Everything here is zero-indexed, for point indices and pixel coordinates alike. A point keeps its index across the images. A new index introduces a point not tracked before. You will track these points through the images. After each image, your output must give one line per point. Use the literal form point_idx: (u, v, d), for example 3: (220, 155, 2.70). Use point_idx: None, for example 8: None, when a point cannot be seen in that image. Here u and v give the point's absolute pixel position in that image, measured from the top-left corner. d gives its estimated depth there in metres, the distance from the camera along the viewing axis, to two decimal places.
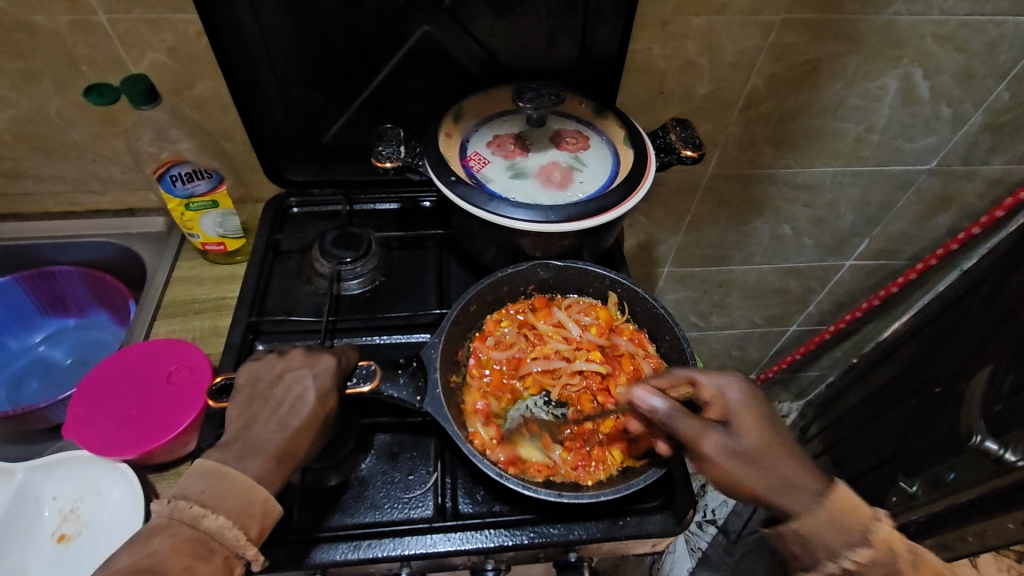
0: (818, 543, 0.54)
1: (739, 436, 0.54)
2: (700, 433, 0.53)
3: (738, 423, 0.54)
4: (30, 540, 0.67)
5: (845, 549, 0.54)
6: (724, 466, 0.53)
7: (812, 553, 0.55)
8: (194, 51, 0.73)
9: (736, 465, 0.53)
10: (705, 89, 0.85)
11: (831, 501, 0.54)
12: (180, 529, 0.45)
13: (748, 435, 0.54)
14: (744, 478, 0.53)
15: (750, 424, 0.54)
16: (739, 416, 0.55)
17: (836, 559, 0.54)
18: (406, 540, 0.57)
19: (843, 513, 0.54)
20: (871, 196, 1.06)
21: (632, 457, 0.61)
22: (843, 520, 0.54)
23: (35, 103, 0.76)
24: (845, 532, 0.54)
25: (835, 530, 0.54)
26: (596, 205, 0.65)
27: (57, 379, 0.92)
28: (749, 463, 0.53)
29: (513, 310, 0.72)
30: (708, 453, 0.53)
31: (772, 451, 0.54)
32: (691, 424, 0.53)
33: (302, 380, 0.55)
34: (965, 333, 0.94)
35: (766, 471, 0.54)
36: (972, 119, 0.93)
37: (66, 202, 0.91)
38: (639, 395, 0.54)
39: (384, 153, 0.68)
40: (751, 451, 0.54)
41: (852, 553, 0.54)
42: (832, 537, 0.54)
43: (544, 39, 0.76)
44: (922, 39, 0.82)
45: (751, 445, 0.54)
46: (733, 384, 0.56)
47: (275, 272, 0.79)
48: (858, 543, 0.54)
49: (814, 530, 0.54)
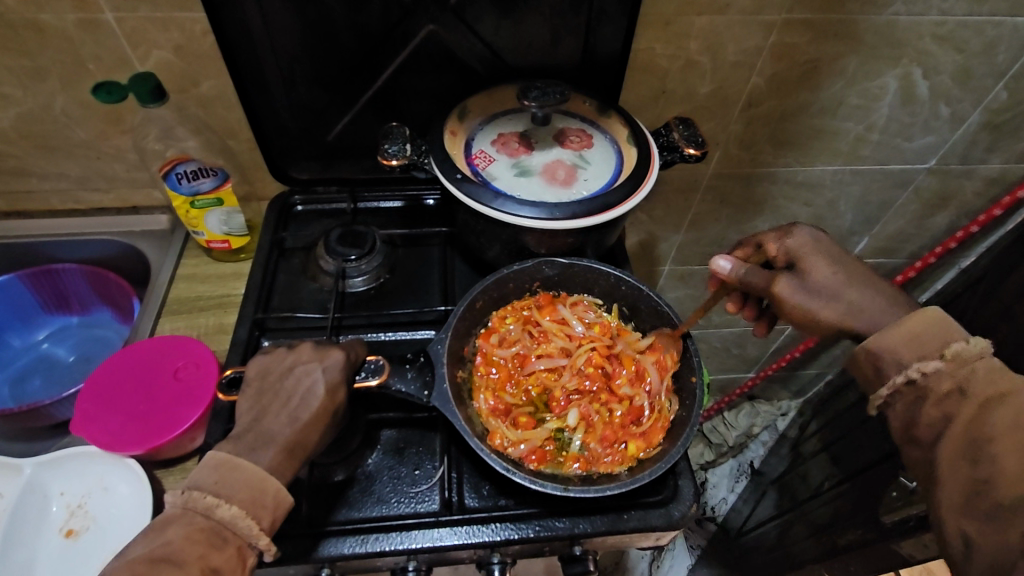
0: (888, 357, 0.53)
1: (812, 275, 0.57)
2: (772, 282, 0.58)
3: (807, 263, 0.58)
4: (37, 535, 0.67)
5: (914, 361, 0.51)
6: (806, 308, 0.56)
7: (882, 372, 0.53)
8: (200, 49, 0.73)
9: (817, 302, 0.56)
10: (707, 88, 0.86)
11: (915, 320, 0.52)
12: (195, 518, 0.46)
13: (818, 270, 0.57)
14: (822, 311, 0.56)
15: (821, 261, 0.57)
16: (808, 256, 0.58)
17: (904, 371, 0.52)
18: (413, 534, 0.58)
19: (924, 330, 0.52)
20: (871, 194, 1.07)
21: (643, 451, 0.62)
22: (920, 331, 0.52)
23: (40, 101, 0.77)
24: (921, 346, 0.51)
25: (909, 341, 0.52)
26: (600, 202, 0.65)
27: (61, 376, 0.92)
28: (829, 293, 0.56)
29: (518, 306, 0.72)
30: (783, 295, 0.57)
31: (850, 285, 0.56)
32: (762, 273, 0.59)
33: (311, 374, 0.55)
34: (963, 330, 0.94)
35: (848, 298, 0.56)
36: (971, 118, 0.94)
37: (70, 200, 0.91)
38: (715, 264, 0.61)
39: (390, 151, 0.68)
40: (830, 282, 0.57)
41: (921, 365, 0.51)
42: (906, 349, 0.52)
43: (547, 39, 0.77)
44: (921, 39, 0.82)
45: (823, 282, 0.57)
46: (802, 235, 0.59)
47: (280, 270, 0.79)
48: (928, 356, 0.51)
49: (890, 344, 0.52)
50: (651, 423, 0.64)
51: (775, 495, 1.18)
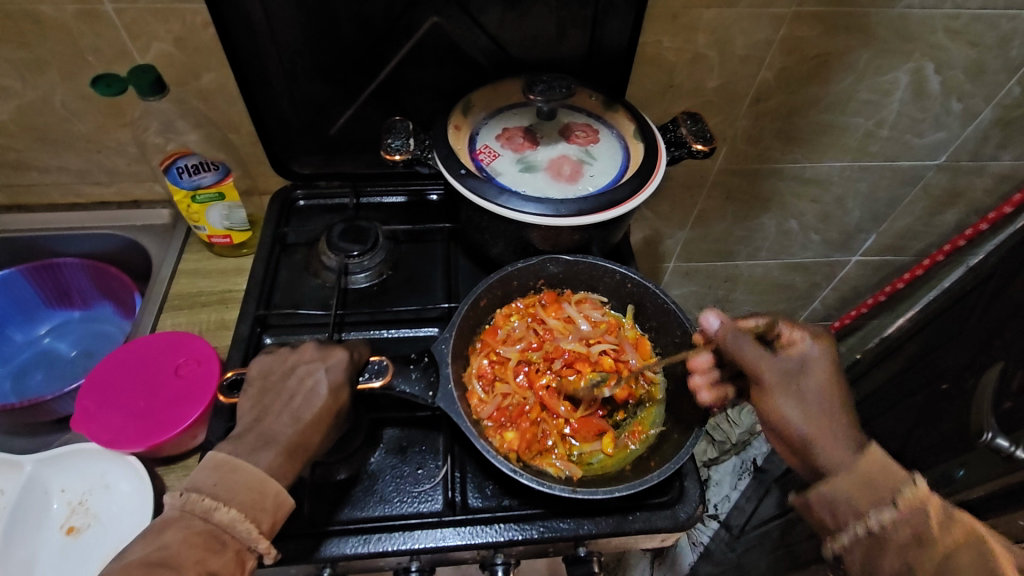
0: (843, 505, 0.48)
1: (810, 381, 0.52)
2: (758, 367, 0.53)
3: (809, 371, 0.53)
4: (38, 533, 0.67)
5: (871, 511, 0.47)
6: (782, 408, 0.51)
7: (839, 517, 0.48)
8: (201, 41, 0.72)
9: (798, 411, 0.51)
10: (714, 82, 0.84)
11: (862, 463, 0.48)
12: (192, 522, 0.45)
13: (816, 380, 0.52)
14: (798, 422, 0.51)
15: (824, 372, 0.52)
16: (814, 361, 0.53)
17: (862, 521, 0.47)
18: (416, 534, 0.57)
19: (874, 476, 0.48)
20: (879, 191, 1.05)
21: (506, 447, 0.60)
22: (873, 477, 0.48)
23: (41, 94, 0.76)
24: (875, 494, 0.48)
25: (862, 486, 0.48)
26: (606, 199, 0.64)
27: (63, 371, 0.91)
28: (813, 410, 0.51)
29: (523, 304, 0.71)
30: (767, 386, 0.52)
31: (836, 412, 0.51)
32: (754, 354, 0.53)
33: (314, 374, 0.55)
34: (972, 329, 0.93)
35: (828, 422, 0.50)
36: (983, 114, 0.92)
37: (71, 194, 0.90)
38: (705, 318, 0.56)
39: (393, 146, 0.67)
40: (817, 401, 0.51)
41: (878, 514, 0.47)
42: (860, 497, 0.48)
43: (553, 31, 0.76)
44: (934, 33, 0.81)
45: (813, 394, 0.52)
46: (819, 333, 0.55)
47: (282, 266, 0.79)
48: (884, 505, 0.47)
49: (842, 490, 0.48)
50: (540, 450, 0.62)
51: (778, 494, 1.16)
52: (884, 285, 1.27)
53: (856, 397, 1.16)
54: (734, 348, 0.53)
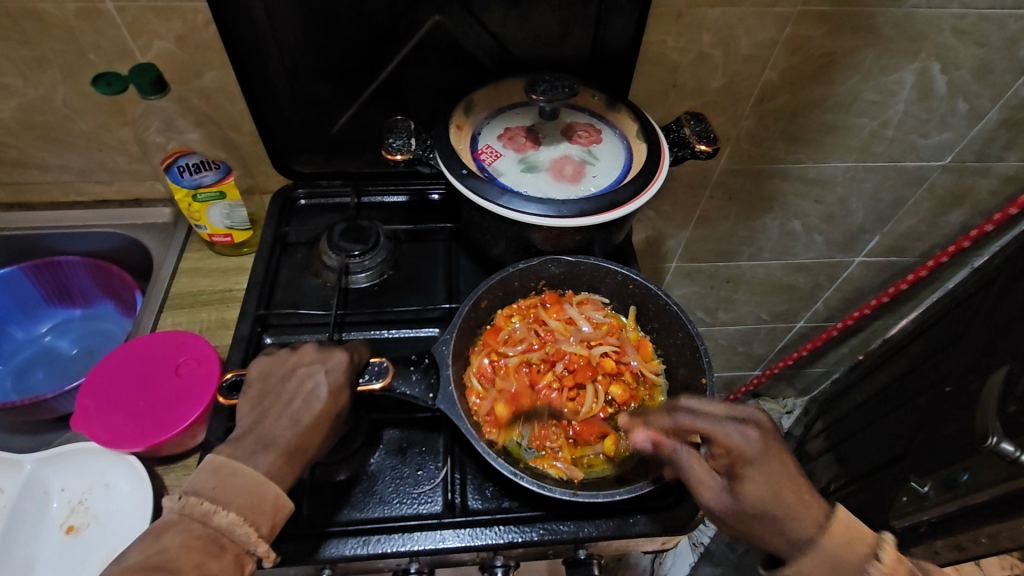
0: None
1: (746, 489, 0.50)
2: (700, 484, 0.50)
3: (743, 478, 0.50)
4: (38, 531, 0.67)
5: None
6: (725, 521, 0.50)
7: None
8: (202, 40, 0.72)
9: (741, 522, 0.50)
10: (718, 82, 0.84)
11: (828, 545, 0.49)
12: (191, 525, 0.45)
13: (755, 490, 0.50)
14: (745, 530, 0.50)
15: (757, 479, 0.50)
16: (749, 469, 0.50)
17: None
18: (416, 536, 0.57)
19: (846, 545, 0.50)
20: (883, 192, 1.05)
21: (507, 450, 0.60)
22: (834, 558, 0.50)
23: (41, 92, 0.76)
24: (846, 573, 0.50)
25: (832, 570, 0.50)
26: (609, 200, 0.64)
27: (64, 369, 0.91)
28: (757, 522, 0.50)
29: (525, 304, 0.71)
30: (712, 499, 0.50)
31: (783, 511, 0.49)
32: (697, 468, 0.50)
33: (313, 376, 0.55)
34: (976, 331, 0.92)
35: (772, 528, 0.50)
36: (989, 114, 0.92)
37: (72, 192, 0.90)
38: (638, 440, 0.52)
39: (394, 146, 0.66)
40: (762, 510, 0.49)
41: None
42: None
43: (556, 30, 0.75)
44: (941, 33, 0.80)
45: (755, 505, 0.49)
46: (752, 435, 0.51)
47: (283, 265, 0.78)
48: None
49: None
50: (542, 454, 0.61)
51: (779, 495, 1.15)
52: (888, 286, 1.27)
53: (859, 399, 1.15)
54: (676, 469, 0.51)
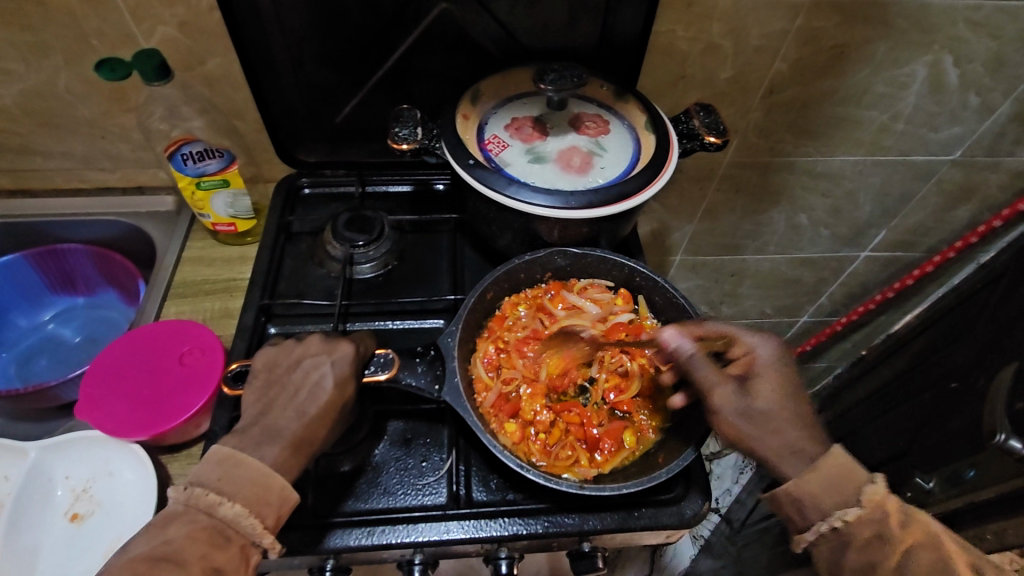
0: (808, 503, 0.51)
1: (755, 394, 0.55)
2: (714, 384, 0.56)
3: (756, 381, 0.56)
4: (43, 519, 0.67)
5: (835, 508, 0.51)
6: (733, 420, 0.54)
7: (804, 514, 0.52)
8: (206, 26, 0.71)
9: (747, 421, 0.54)
10: (728, 73, 0.83)
11: (824, 465, 0.51)
12: (197, 516, 0.45)
13: (767, 392, 0.55)
14: (753, 434, 0.54)
15: (770, 383, 0.56)
16: (762, 374, 0.56)
17: (826, 519, 0.51)
18: (420, 527, 0.57)
19: (838, 470, 0.51)
20: (891, 186, 1.04)
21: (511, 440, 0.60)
22: (830, 476, 0.51)
23: (44, 77, 0.75)
24: (837, 493, 0.51)
25: (825, 486, 0.51)
26: (617, 191, 0.63)
27: (67, 357, 0.91)
28: (765, 421, 0.54)
29: (531, 294, 0.71)
30: (720, 401, 0.55)
31: (787, 417, 0.54)
32: (710, 370, 0.56)
33: (319, 368, 0.54)
34: (982, 327, 0.92)
35: (780, 434, 0.54)
36: (1001, 108, 0.90)
37: (75, 179, 0.90)
38: (667, 336, 0.58)
39: (401, 135, 0.66)
40: (770, 410, 0.54)
41: (842, 513, 0.50)
42: (823, 496, 0.51)
43: (565, 19, 0.74)
44: (955, 25, 0.79)
45: (765, 410, 0.54)
46: (768, 345, 0.58)
47: (287, 254, 0.78)
48: (847, 502, 0.50)
49: (809, 490, 0.51)
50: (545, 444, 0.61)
51: (779, 489, 1.13)
52: (893, 281, 1.26)
53: (863, 394, 1.15)
54: (694, 366, 0.57)
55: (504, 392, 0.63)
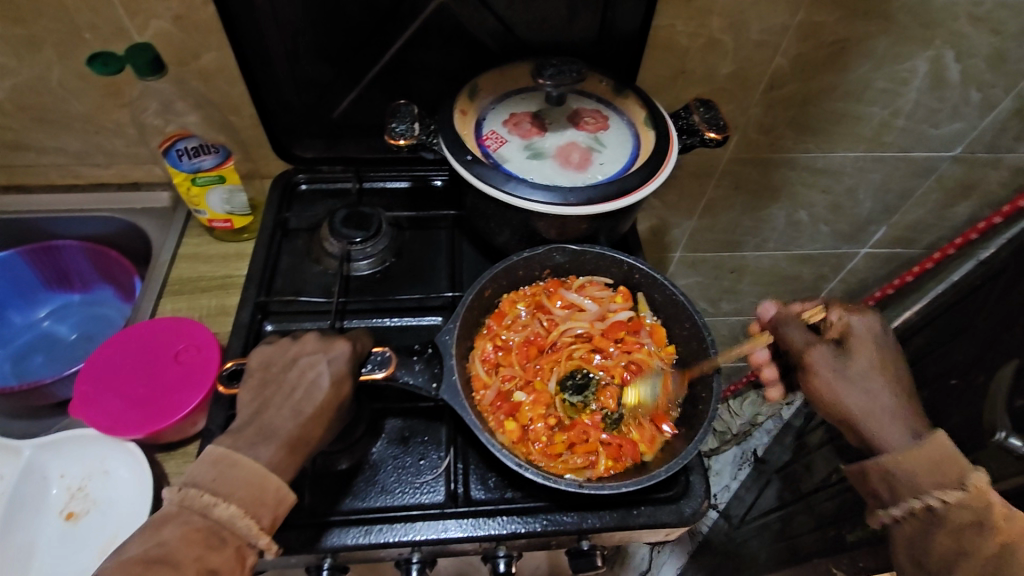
0: (906, 482, 0.51)
1: (851, 362, 0.56)
2: (807, 349, 0.57)
3: (853, 347, 0.57)
4: (38, 518, 0.67)
5: (934, 488, 0.50)
6: (826, 379, 0.56)
7: (898, 493, 0.52)
8: (200, 20, 0.70)
9: (844, 384, 0.55)
10: (728, 68, 0.82)
11: (929, 445, 0.51)
12: (191, 518, 0.45)
13: (863, 359, 0.56)
14: (847, 398, 0.55)
15: (866, 349, 0.56)
16: (859, 341, 0.57)
17: (923, 498, 0.50)
18: (418, 525, 0.56)
19: (940, 455, 0.50)
20: (892, 182, 1.03)
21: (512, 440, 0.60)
22: (935, 458, 0.50)
23: (36, 72, 0.74)
24: (941, 475, 0.50)
25: (928, 468, 0.50)
26: (617, 186, 0.62)
27: (63, 354, 0.91)
28: (862, 385, 0.55)
29: (529, 291, 0.70)
30: (812, 362, 0.57)
31: (884, 389, 0.55)
32: (801, 335, 0.59)
33: (315, 366, 0.54)
34: (982, 324, 0.92)
35: (877, 400, 0.54)
36: (1002, 105, 0.90)
37: (70, 174, 0.89)
38: (765, 310, 0.64)
39: (397, 131, 0.65)
40: (866, 374, 0.55)
41: (941, 494, 0.50)
42: (925, 477, 0.50)
43: (564, 13, 0.73)
44: (957, 20, 0.78)
45: (860, 381, 0.55)
46: (867, 318, 0.58)
47: (284, 251, 0.77)
48: (949, 487, 0.50)
49: (909, 467, 0.51)
50: (545, 443, 0.60)
51: (778, 485, 1.13)
52: (892, 278, 1.26)
53: None
54: (789, 335, 0.59)
55: (502, 392, 0.63)
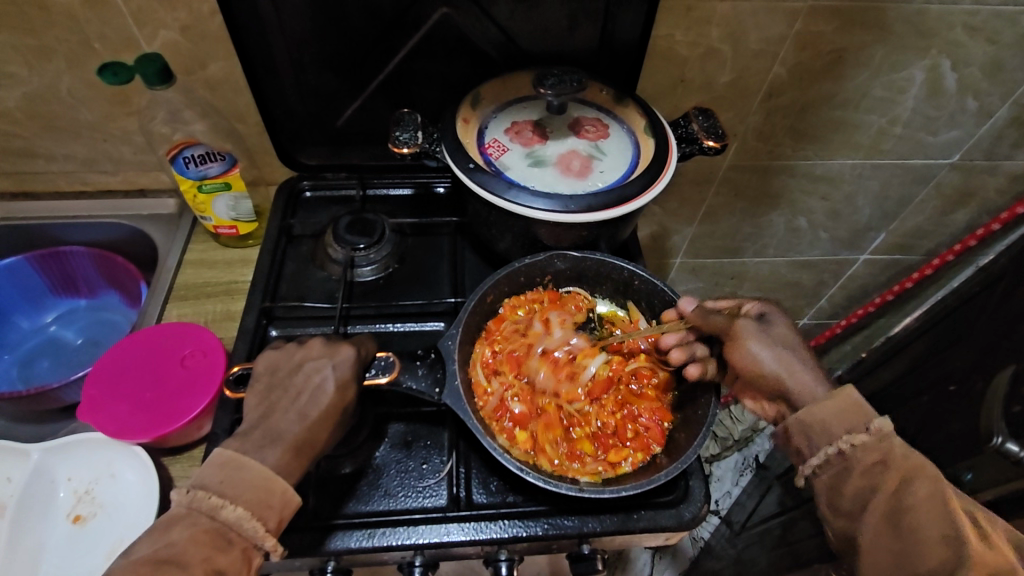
0: (818, 428, 0.54)
1: (769, 332, 0.60)
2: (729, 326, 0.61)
3: (767, 325, 0.60)
4: (46, 521, 0.68)
5: (843, 433, 0.53)
6: (748, 351, 0.59)
7: (813, 441, 0.54)
8: (208, 30, 0.72)
9: (765, 355, 0.58)
10: (727, 77, 0.83)
11: (838, 395, 0.54)
12: (199, 519, 0.45)
13: (776, 331, 0.60)
14: (766, 365, 0.58)
15: (781, 324, 0.60)
16: (771, 320, 0.60)
17: (833, 442, 0.53)
18: (420, 529, 0.57)
19: (847, 405, 0.53)
20: (890, 189, 1.04)
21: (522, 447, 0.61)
22: (845, 406, 0.53)
23: (47, 80, 0.75)
24: (846, 419, 0.53)
25: (836, 414, 0.53)
26: (617, 195, 0.63)
27: (69, 360, 0.92)
28: (778, 352, 0.58)
29: (531, 299, 0.71)
30: (736, 337, 0.60)
31: (798, 354, 0.58)
32: (722, 319, 0.61)
33: (321, 371, 0.55)
34: (980, 330, 0.92)
35: (791, 364, 0.58)
36: (999, 112, 0.91)
37: (77, 181, 0.90)
38: (682, 304, 0.64)
39: (401, 139, 0.66)
40: (782, 344, 0.59)
41: (849, 436, 0.52)
42: (835, 421, 0.53)
43: (564, 24, 0.75)
44: (952, 29, 0.79)
45: (777, 349, 0.59)
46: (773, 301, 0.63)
47: (288, 258, 0.78)
48: (855, 429, 0.52)
49: (821, 415, 0.53)
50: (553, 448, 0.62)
51: (779, 491, 1.13)
52: (892, 284, 1.27)
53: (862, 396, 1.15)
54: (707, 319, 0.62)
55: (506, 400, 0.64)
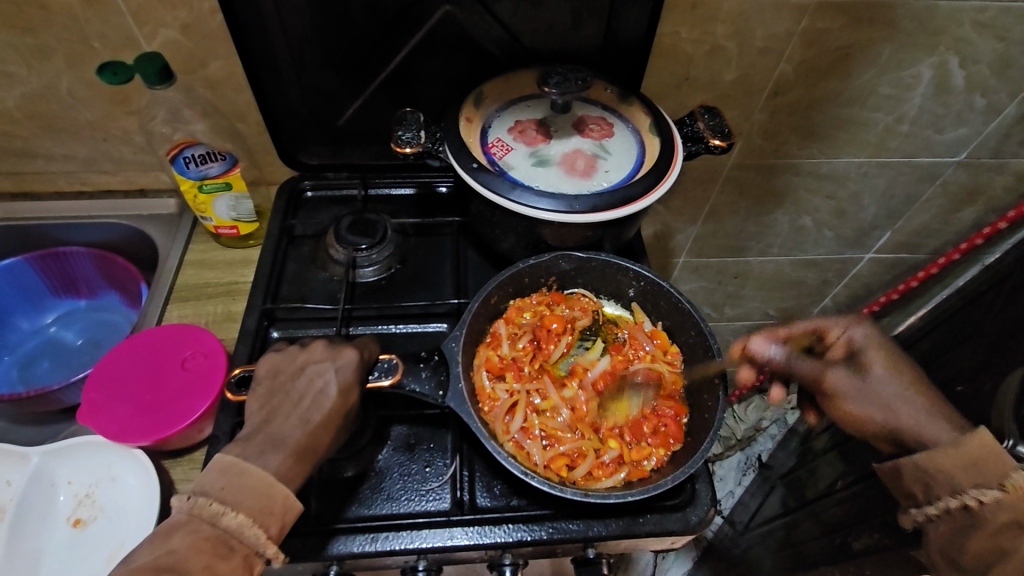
0: (940, 478, 0.54)
1: (867, 375, 0.61)
2: (821, 370, 0.63)
3: (862, 363, 0.62)
4: (45, 525, 0.67)
5: (970, 488, 0.53)
6: (851, 402, 0.61)
7: (932, 490, 0.55)
8: (208, 29, 0.71)
9: (865, 401, 0.60)
10: (732, 75, 0.82)
11: (970, 442, 0.54)
12: (201, 526, 0.45)
13: (876, 370, 0.61)
14: (872, 414, 0.60)
15: (876, 357, 0.62)
16: (867, 355, 0.62)
17: (957, 496, 0.53)
18: (423, 533, 0.56)
19: (980, 454, 0.53)
20: (896, 187, 1.03)
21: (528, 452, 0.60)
22: (976, 457, 0.53)
23: (46, 80, 0.75)
24: (977, 473, 0.53)
25: (966, 465, 0.53)
26: (622, 194, 0.63)
27: (69, 361, 0.91)
28: (882, 393, 0.60)
29: (535, 300, 0.70)
30: (831, 386, 0.62)
31: (902, 388, 0.60)
32: (807, 364, 0.64)
33: (323, 375, 0.54)
34: (987, 330, 0.92)
35: (901, 401, 0.60)
36: (1007, 109, 0.90)
37: (77, 181, 0.90)
38: (756, 346, 0.63)
39: (404, 139, 0.65)
40: (882, 381, 0.61)
41: (978, 492, 0.52)
42: (961, 473, 0.53)
43: (568, 22, 0.74)
44: (961, 26, 0.78)
45: (880, 392, 0.60)
46: (860, 328, 0.64)
47: (289, 259, 0.77)
48: (987, 485, 0.52)
49: (941, 464, 0.54)
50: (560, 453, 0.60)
51: (782, 492, 1.13)
52: (897, 283, 1.26)
53: None
54: (794, 366, 0.64)
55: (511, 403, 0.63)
